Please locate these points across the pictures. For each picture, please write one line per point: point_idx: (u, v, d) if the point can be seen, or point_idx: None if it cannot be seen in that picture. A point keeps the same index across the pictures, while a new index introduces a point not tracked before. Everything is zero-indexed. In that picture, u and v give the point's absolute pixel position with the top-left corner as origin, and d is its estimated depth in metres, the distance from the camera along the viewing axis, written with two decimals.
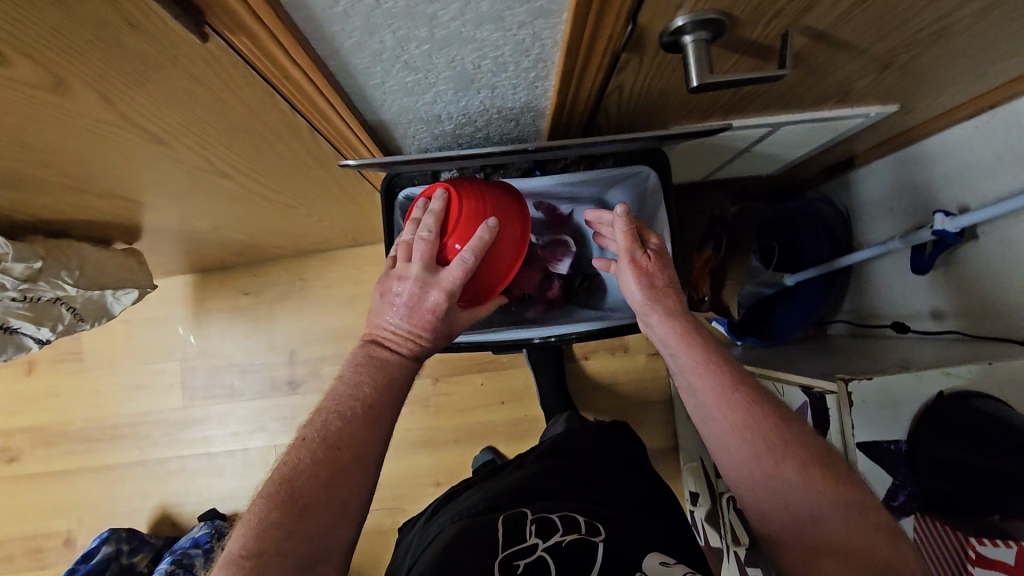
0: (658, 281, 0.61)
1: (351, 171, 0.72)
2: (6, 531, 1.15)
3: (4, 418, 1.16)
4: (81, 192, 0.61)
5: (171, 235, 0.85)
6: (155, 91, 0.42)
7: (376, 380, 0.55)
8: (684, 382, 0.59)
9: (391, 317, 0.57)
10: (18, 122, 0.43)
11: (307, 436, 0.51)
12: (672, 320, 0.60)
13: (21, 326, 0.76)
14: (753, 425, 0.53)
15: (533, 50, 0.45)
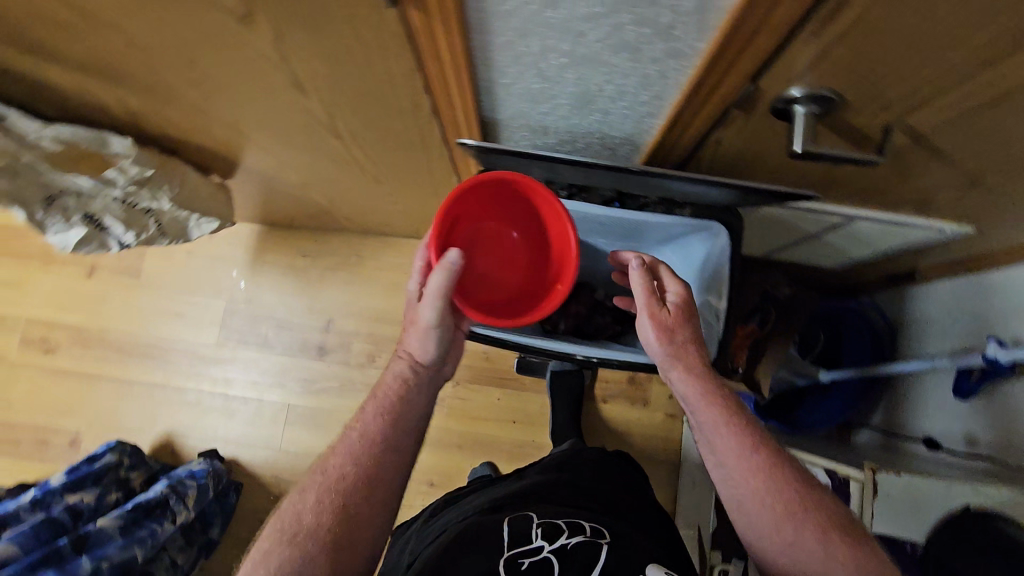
0: (678, 336, 0.62)
1: (444, 162, 0.77)
2: (21, 417, 1.19)
3: (52, 313, 1.22)
4: (211, 117, 0.67)
5: (262, 180, 0.92)
6: (323, 43, 0.47)
7: (374, 408, 0.66)
8: (702, 437, 0.61)
9: (398, 354, 0.70)
10: (200, 39, 0.49)
11: (314, 471, 0.63)
12: (691, 378, 0.61)
13: (112, 226, 0.81)
14: (775, 491, 0.55)
15: (654, 87, 0.49)
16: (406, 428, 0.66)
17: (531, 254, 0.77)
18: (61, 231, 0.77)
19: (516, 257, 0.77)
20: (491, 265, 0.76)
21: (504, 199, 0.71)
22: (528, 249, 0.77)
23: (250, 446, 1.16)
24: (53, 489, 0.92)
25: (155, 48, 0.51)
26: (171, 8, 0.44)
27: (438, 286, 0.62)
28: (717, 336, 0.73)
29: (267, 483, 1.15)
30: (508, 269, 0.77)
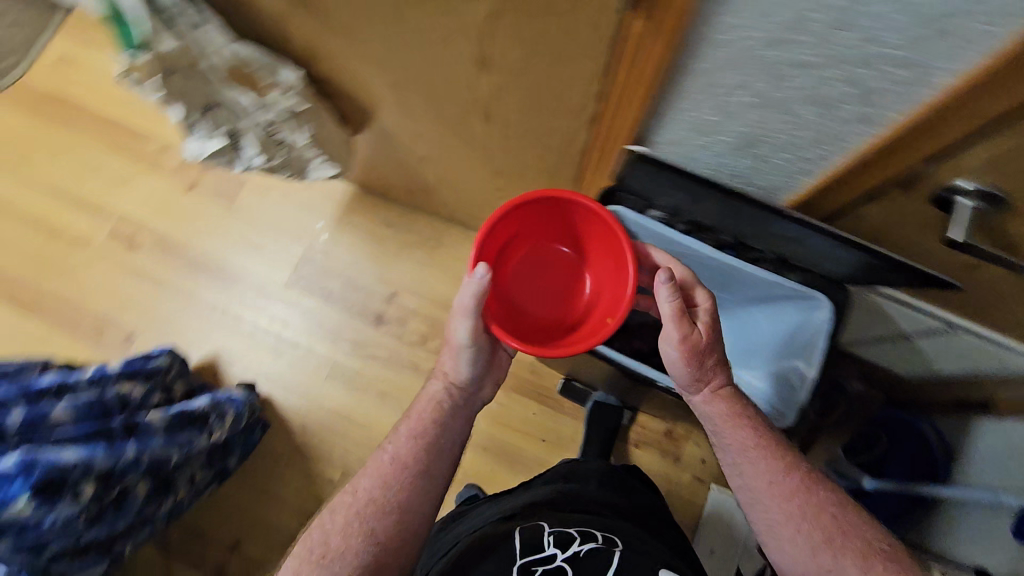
0: (705, 360, 0.67)
1: (569, 173, 0.80)
2: (88, 301, 1.25)
3: (145, 216, 1.29)
4: (379, 73, 0.72)
5: (386, 144, 0.97)
6: (528, 29, 0.51)
7: (411, 427, 0.72)
8: (730, 460, 0.68)
9: (435, 380, 0.77)
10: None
11: (346, 492, 0.68)
12: (717, 400, 0.68)
13: (246, 147, 0.87)
14: (807, 514, 0.62)
15: (823, 146, 0.51)
16: (439, 448, 0.71)
17: (574, 275, 0.84)
18: (201, 140, 0.84)
19: (559, 274, 0.85)
20: (532, 276, 0.84)
21: (564, 223, 0.78)
22: (571, 269, 0.84)
23: (288, 390, 1.19)
24: (106, 373, 0.94)
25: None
26: None
27: (473, 302, 0.70)
28: (797, 404, 0.72)
29: (294, 430, 1.17)
30: (548, 284, 0.85)
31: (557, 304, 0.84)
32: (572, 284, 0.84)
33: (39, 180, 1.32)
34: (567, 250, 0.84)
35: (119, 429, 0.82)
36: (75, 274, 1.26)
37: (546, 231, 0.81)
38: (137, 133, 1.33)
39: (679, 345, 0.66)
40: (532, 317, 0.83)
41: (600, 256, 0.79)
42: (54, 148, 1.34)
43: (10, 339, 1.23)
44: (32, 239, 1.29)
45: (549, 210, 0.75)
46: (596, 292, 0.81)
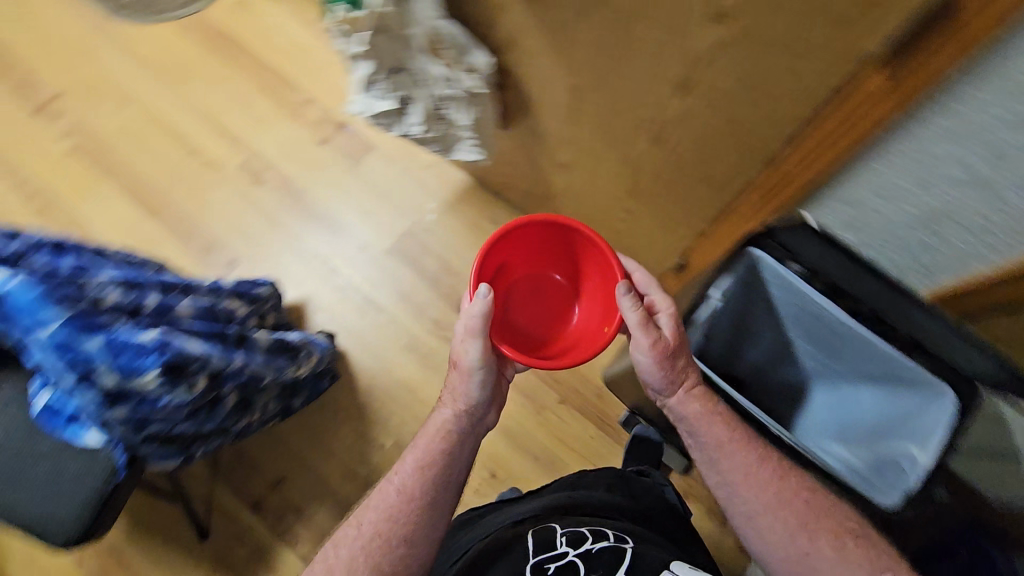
0: (673, 362, 0.72)
1: (708, 216, 0.82)
2: (204, 220, 1.33)
3: (275, 157, 1.37)
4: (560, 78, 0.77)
5: (528, 145, 1.01)
6: (745, 66, 0.55)
7: (416, 454, 0.75)
8: (706, 457, 0.72)
9: (444, 407, 0.78)
10: (643, 18, 0.58)
11: (353, 522, 0.72)
12: (691, 400, 0.73)
13: (411, 113, 0.93)
14: (781, 500, 0.67)
15: (1017, 232, 0.53)
16: (444, 475, 0.74)
17: (566, 302, 0.87)
18: (371, 98, 0.90)
19: (551, 302, 0.86)
20: (526, 303, 0.86)
21: (555, 246, 0.82)
22: (562, 297, 0.87)
23: (362, 350, 1.23)
24: (220, 287, 1.00)
25: (595, 9, 0.61)
26: None
27: (478, 321, 0.72)
28: (903, 486, 0.70)
29: (359, 388, 1.20)
30: (541, 309, 0.86)
31: (550, 328, 0.85)
32: (564, 309, 0.86)
33: (191, 101, 1.42)
34: (560, 276, 0.87)
35: (234, 336, 0.86)
36: (200, 193, 1.35)
37: (538, 256, 0.85)
38: (288, 81, 1.42)
39: (651, 350, 0.71)
40: (525, 341, 0.83)
41: (593, 279, 0.82)
42: (212, 76, 1.44)
43: (129, 237, 1.32)
44: (171, 152, 1.38)
45: (541, 229, 0.79)
46: (587, 315, 0.83)
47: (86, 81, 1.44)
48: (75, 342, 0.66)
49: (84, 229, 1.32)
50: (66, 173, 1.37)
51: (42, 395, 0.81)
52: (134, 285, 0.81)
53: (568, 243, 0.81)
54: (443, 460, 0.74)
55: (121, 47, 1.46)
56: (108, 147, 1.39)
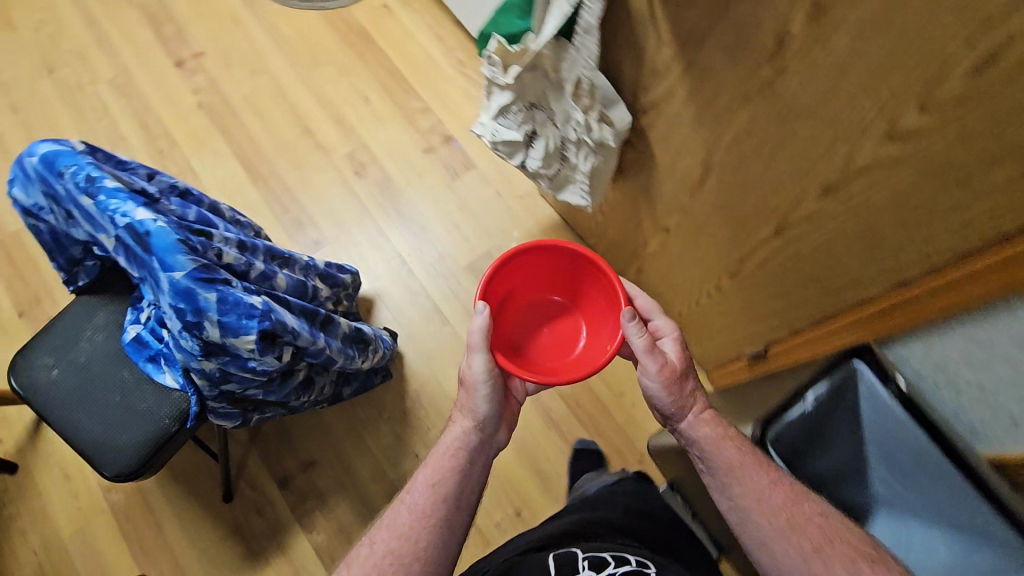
0: (676, 390, 0.74)
1: (806, 318, 0.81)
2: (302, 199, 1.39)
3: (381, 156, 1.43)
4: (693, 152, 0.79)
5: (634, 203, 1.03)
6: (905, 190, 0.55)
7: (435, 469, 0.74)
8: (715, 482, 0.72)
9: (454, 424, 0.78)
10: (808, 122, 0.59)
11: (369, 539, 0.70)
12: (699, 423, 0.73)
13: (534, 148, 0.91)
14: (794, 524, 0.67)
15: None
16: (458, 483, 0.73)
17: (568, 322, 0.94)
18: (500, 126, 0.89)
19: (552, 322, 0.94)
20: (531, 327, 0.94)
21: (552, 271, 0.90)
22: (563, 318, 0.94)
23: (419, 357, 1.25)
24: (314, 266, 1.04)
25: (760, 101, 0.63)
26: (838, 98, 0.55)
27: (481, 336, 0.76)
28: None
29: (407, 394, 1.21)
30: (544, 331, 0.94)
31: (554, 346, 0.92)
32: (566, 328, 0.94)
33: (317, 86, 1.49)
34: (558, 298, 0.95)
35: (323, 317, 0.89)
36: (305, 173, 1.41)
37: (537, 282, 0.92)
38: (410, 89, 1.48)
39: (660, 374, 0.73)
40: (533, 359, 0.90)
41: (591, 296, 0.90)
42: (341, 67, 1.51)
43: (231, 199, 1.39)
44: (286, 128, 1.45)
45: (537, 257, 0.87)
46: (591, 332, 0.90)
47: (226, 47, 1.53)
48: (197, 292, 0.68)
49: (192, 182, 1.40)
50: (189, 127, 1.44)
51: (133, 327, 0.88)
52: (246, 247, 0.84)
53: (567, 267, 0.89)
54: (456, 470, 0.74)
55: (266, 23, 1.55)
56: (232, 111, 1.46)
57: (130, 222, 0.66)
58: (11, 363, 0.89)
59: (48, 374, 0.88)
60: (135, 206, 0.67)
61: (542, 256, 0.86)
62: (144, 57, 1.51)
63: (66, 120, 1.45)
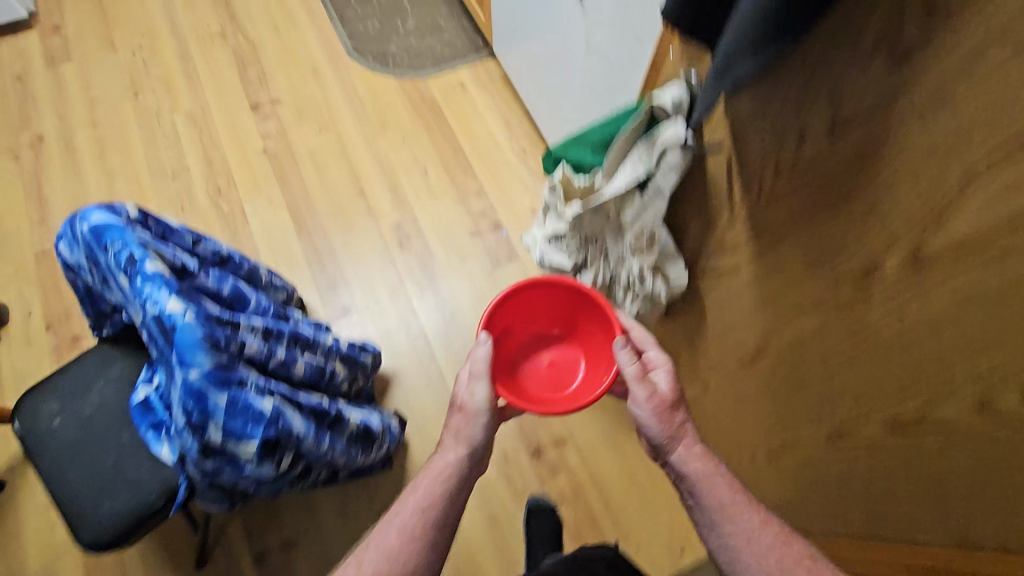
0: (670, 417, 0.67)
1: (835, 529, 0.73)
2: (342, 260, 1.39)
3: (427, 230, 1.43)
4: (746, 329, 0.74)
5: (675, 346, 0.98)
6: (978, 468, 0.49)
7: (427, 491, 0.68)
8: (705, 519, 0.62)
9: (445, 451, 0.71)
10: (879, 358, 0.54)
11: (350, 564, 0.62)
12: (691, 455, 0.65)
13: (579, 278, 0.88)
14: (786, 571, 0.56)
15: None
16: (444, 504, 0.67)
17: (569, 353, 0.88)
18: (550, 248, 0.87)
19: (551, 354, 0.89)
20: (531, 363, 0.89)
21: (550, 304, 0.85)
22: (563, 349, 0.88)
23: (424, 449, 1.20)
24: (337, 348, 1.02)
25: (829, 316, 0.58)
26: (918, 352, 0.50)
27: (485, 364, 0.73)
28: None
29: (405, 486, 1.15)
30: (544, 363, 0.88)
31: (554, 379, 0.87)
32: (569, 363, 0.88)
33: (379, 151, 1.51)
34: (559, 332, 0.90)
35: (332, 417, 0.85)
36: (350, 235, 1.42)
37: (536, 318, 0.87)
38: (469, 169, 1.49)
39: (649, 403, 0.67)
40: (531, 394, 0.85)
41: (589, 328, 0.85)
42: (406, 137, 1.53)
43: (273, 248, 1.39)
44: (341, 187, 1.46)
45: (535, 291, 0.82)
46: (591, 366, 0.84)
47: (302, 97, 1.57)
48: (208, 393, 0.65)
49: (241, 224, 1.41)
50: (249, 169, 1.47)
51: (143, 389, 0.86)
52: (270, 334, 0.82)
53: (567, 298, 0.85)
54: (444, 488, 0.68)
55: (344, 82, 1.60)
56: (293, 161, 1.49)
57: (159, 311, 0.65)
58: (18, 402, 0.88)
59: (49, 422, 0.86)
60: (168, 294, 0.66)
61: (537, 291, 0.82)
62: (223, 96, 1.56)
63: (137, 143, 1.49)
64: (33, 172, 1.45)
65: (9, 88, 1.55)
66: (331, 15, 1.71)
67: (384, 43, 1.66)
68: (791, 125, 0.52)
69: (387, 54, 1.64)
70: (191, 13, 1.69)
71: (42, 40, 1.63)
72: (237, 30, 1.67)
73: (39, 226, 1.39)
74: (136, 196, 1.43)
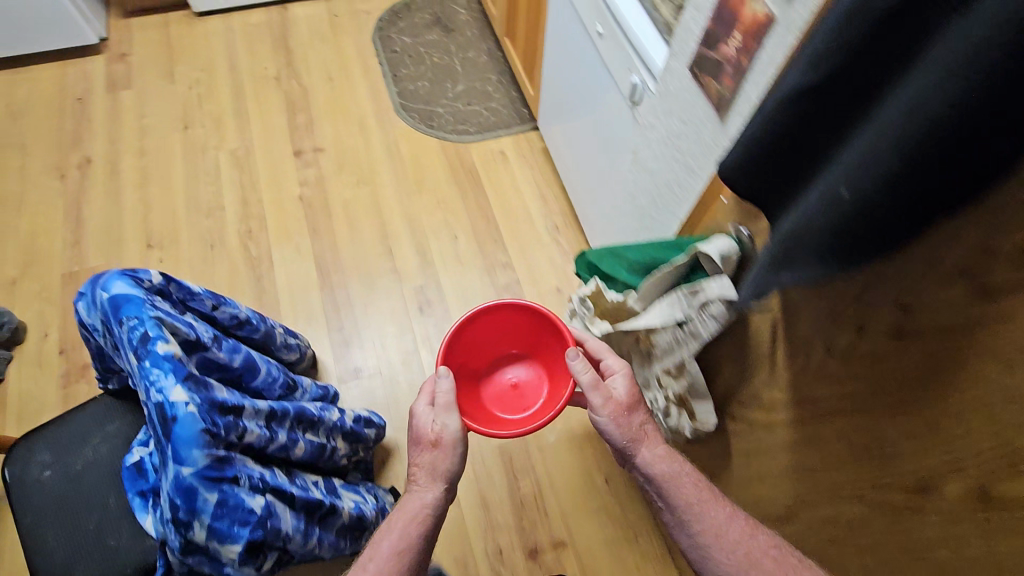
0: (629, 423, 0.68)
1: None
2: (361, 320, 1.37)
3: (450, 298, 1.41)
4: (773, 489, 0.69)
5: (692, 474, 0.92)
6: None
7: (401, 533, 0.68)
8: (675, 521, 0.64)
9: (420, 489, 0.72)
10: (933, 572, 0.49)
11: None
12: (653, 459, 0.67)
13: None
14: (753, 560, 0.59)
15: None
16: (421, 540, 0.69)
17: (531, 372, 0.92)
18: None
19: (515, 372, 0.92)
20: (499, 388, 0.91)
21: (503, 330, 0.88)
22: (526, 368, 0.92)
23: None
24: (340, 425, 0.98)
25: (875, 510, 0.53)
26: None
27: (450, 394, 0.75)
28: None
29: None
30: (509, 382, 0.92)
31: (518, 397, 0.90)
32: (533, 378, 0.91)
33: (412, 212, 1.51)
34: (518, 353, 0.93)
35: (325, 509, 0.81)
36: (372, 294, 1.40)
37: (492, 345, 0.90)
38: (500, 240, 1.48)
39: (606, 409, 0.68)
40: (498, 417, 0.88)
41: (543, 344, 0.88)
42: (441, 200, 1.53)
43: (295, 298, 1.38)
44: (370, 244, 1.46)
45: (486, 320, 0.86)
46: (551, 384, 0.88)
47: (345, 148, 1.60)
48: (198, 491, 0.62)
49: (267, 270, 1.41)
50: (283, 215, 1.48)
51: (139, 450, 0.84)
52: (273, 418, 0.79)
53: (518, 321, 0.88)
54: (422, 526, 0.69)
55: (388, 139, 1.62)
56: (327, 212, 1.50)
57: (162, 400, 0.63)
58: (12, 448, 0.85)
59: (38, 473, 0.83)
60: (175, 382, 0.64)
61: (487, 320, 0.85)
62: (270, 139, 1.59)
63: (180, 177, 1.52)
64: (76, 192, 1.48)
65: (69, 108, 1.61)
66: (384, 71, 1.75)
67: (432, 104, 1.69)
68: (848, 313, 0.48)
69: (433, 116, 1.67)
70: (251, 55, 1.74)
71: (108, 66, 1.69)
72: (293, 76, 1.71)
73: (71, 248, 1.40)
74: (169, 229, 1.45)
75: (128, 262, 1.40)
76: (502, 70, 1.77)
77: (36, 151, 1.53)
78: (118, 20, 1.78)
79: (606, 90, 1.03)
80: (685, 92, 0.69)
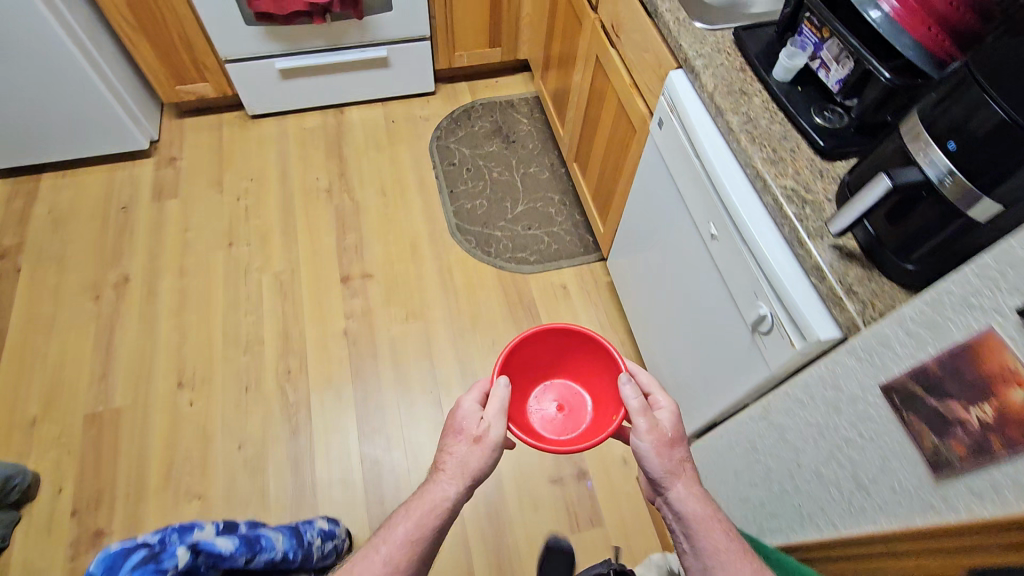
0: (672, 456, 0.59)
1: None
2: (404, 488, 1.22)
3: (504, 464, 1.26)
4: None
5: None
6: None
7: (419, 526, 0.58)
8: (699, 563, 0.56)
9: (445, 480, 0.59)
10: None
11: None
12: (692, 497, 0.58)
13: None
14: None
15: None
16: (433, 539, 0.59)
17: (574, 391, 0.77)
18: None
19: (554, 397, 0.77)
20: (544, 415, 0.75)
21: (546, 350, 0.74)
22: (567, 388, 0.77)
23: None
24: None
25: None
26: None
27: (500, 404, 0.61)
28: None
29: None
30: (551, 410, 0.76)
31: (565, 423, 0.74)
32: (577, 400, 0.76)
33: (466, 355, 1.38)
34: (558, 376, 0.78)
35: None
36: (418, 455, 1.25)
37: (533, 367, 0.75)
38: None
39: (650, 437, 0.59)
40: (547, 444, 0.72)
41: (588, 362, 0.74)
42: (496, 342, 1.40)
43: (332, 455, 1.24)
44: (418, 392, 1.33)
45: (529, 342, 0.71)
46: (597, 397, 0.73)
47: (396, 274, 1.48)
48: None
49: (304, 420, 1.28)
50: (326, 354, 1.36)
51: None
52: None
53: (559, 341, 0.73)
54: (435, 522, 0.59)
55: (442, 267, 1.50)
56: (373, 351, 1.37)
57: None
58: None
59: None
60: None
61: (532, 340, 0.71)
62: (316, 262, 1.49)
63: (219, 302, 1.41)
64: (109, 317, 1.38)
65: (113, 219, 1.53)
66: (441, 186, 1.65)
67: (490, 226, 1.57)
68: None
69: (491, 240, 1.55)
70: (303, 163, 1.66)
71: (157, 171, 1.63)
72: (345, 189, 1.62)
73: (98, 384, 1.29)
74: (203, 366, 1.33)
75: (156, 403, 1.28)
76: (566, 190, 1.66)
77: (73, 267, 1.45)
78: (171, 121, 1.72)
79: (713, 289, 0.89)
80: (868, 407, 0.53)
